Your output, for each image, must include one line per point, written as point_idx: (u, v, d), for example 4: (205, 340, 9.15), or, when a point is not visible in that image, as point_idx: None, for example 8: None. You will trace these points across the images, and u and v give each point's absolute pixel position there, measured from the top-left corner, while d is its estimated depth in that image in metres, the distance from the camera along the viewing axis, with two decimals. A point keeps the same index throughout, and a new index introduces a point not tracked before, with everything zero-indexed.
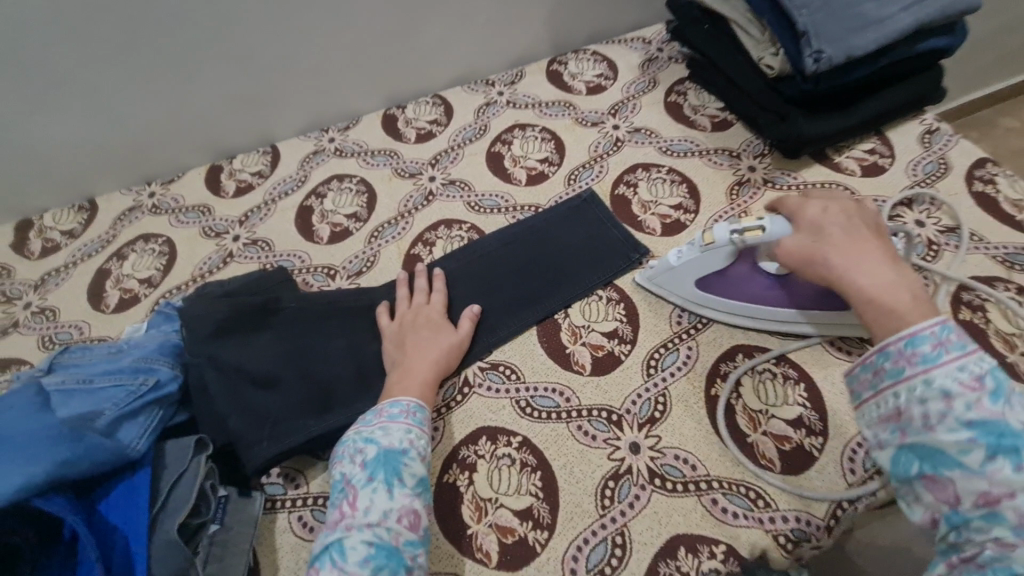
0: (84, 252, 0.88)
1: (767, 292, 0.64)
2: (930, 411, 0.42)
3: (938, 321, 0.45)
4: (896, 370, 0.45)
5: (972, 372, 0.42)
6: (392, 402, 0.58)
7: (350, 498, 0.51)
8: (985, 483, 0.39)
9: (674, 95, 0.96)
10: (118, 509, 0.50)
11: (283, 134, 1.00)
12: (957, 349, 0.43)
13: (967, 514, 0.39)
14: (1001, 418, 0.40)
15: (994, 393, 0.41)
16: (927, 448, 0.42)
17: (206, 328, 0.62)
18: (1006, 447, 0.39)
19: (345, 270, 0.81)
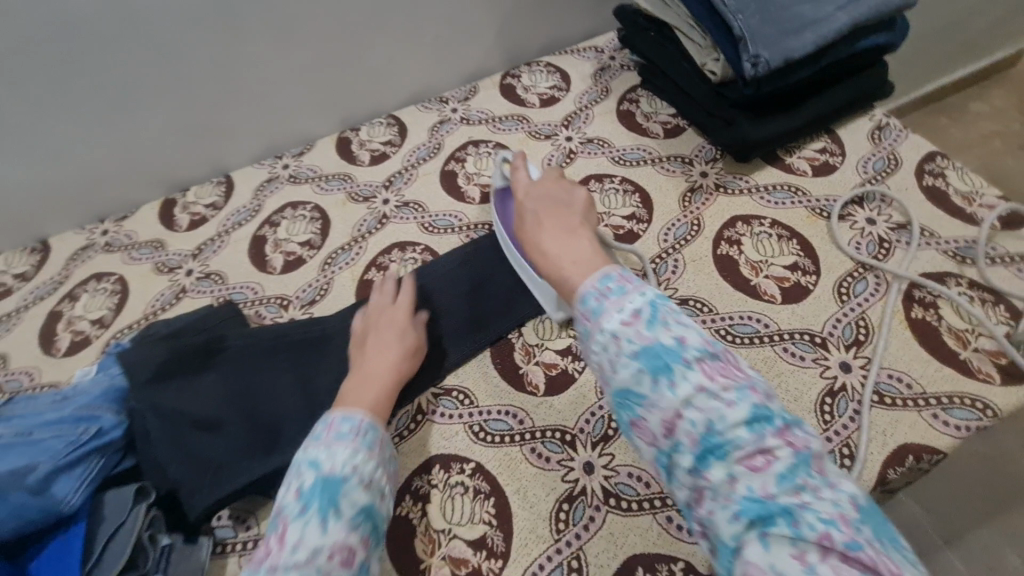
0: (35, 295, 0.87)
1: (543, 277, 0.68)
2: (611, 353, 0.45)
3: (604, 273, 0.49)
4: (586, 331, 0.47)
5: (629, 310, 0.46)
6: (341, 416, 0.54)
7: (280, 531, 0.47)
8: (663, 412, 0.42)
9: (626, 103, 0.96)
10: (50, 566, 0.51)
11: (237, 164, 0.99)
12: (616, 295, 0.47)
13: (665, 447, 0.42)
14: (654, 345, 0.44)
15: (648, 322, 0.45)
16: (623, 392, 0.44)
17: (146, 372, 0.61)
18: (662, 370, 0.42)
19: (298, 300, 0.80)
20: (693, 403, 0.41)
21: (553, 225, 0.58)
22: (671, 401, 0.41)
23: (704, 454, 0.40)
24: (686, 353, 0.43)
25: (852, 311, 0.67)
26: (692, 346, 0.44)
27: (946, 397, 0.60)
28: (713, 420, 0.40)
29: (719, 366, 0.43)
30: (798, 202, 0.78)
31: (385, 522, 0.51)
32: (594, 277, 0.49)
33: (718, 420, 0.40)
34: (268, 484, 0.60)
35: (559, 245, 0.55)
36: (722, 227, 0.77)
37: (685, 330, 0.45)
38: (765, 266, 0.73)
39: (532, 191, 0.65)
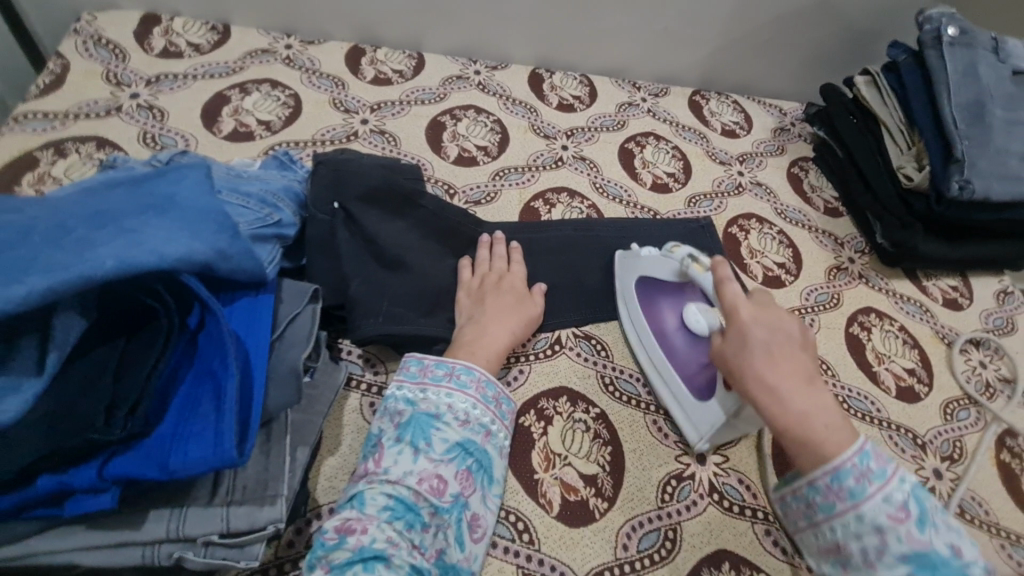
0: (206, 71, 0.84)
1: (672, 332, 0.64)
2: (812, 467, 0.45)
3: (835, 410, 0.46)
4: (775, 426, 0.47)
5: (894, 500, 0.42)
6: (437, 360, 0.56)
7: (377, 455, 0.50)
8: (847, 534, 0.43)
9: (797, 167, 1.01)
10: (241, 320, 0.47)
11: (431, 47, 0.99)
12: (878, 479, 0.43)
13: (825, 542, 0.44)
14: (855, 474, 0.43)
15: (859, 455, 0.44)
16: (802, 501, 0.46)
17: (356, 190, 0.62)
18: (856, 496, 0.43)
19: (464, 195, 0.81)
20: (882, 537, 0.41)
21: (786, 368, 0.49)
22: (882, 572, 0.41)
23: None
24: (891, 490, 0.42)
25: (951, 431, 0.73)
26: (890, 496, 0.42)
27: (1014, 534, 0.66)
28: (911, 554, 0.40)
29: (916, 506, 0.42)
30: (926, 321, 0.84)
31: (493, 464, 0.53)
32: (854, 450, 0.44)
33: (920, 556, 0.40)
34: (418, 342, 0.60)
35: (796, 386, 0.48)
36: (857, 311, 0.83)
37: (940, 535, 0.41)
38: (887, 360, 0.78)
39: (751, 305, 0.53)
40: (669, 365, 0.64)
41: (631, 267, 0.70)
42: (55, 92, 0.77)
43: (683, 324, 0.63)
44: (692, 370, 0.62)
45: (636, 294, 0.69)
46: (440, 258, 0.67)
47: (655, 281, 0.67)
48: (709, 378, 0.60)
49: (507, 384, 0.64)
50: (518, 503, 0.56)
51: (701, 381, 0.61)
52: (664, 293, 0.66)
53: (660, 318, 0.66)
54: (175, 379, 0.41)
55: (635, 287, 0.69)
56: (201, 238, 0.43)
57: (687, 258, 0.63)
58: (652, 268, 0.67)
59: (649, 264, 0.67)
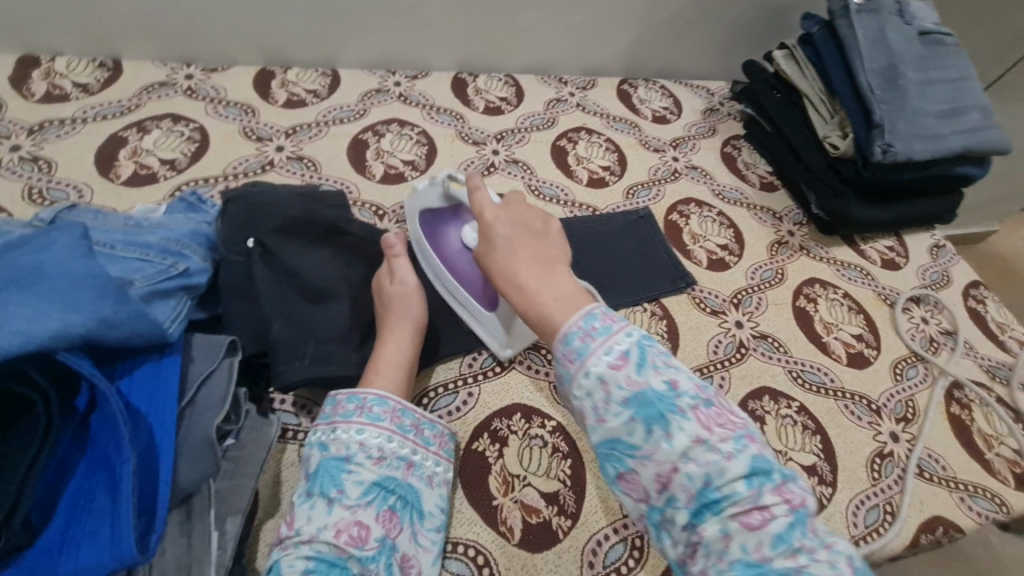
0: (97, 112, 0.78)
1: (456, 254, 0.63)
2: (597, 401, 0.41)
3: (585, 310, 0.45)
4: (566, 372, 0.43)
5: (618, 352, 0.42)
6: (345, 395, 0.52)
7: (290, 515, 0.47)
8: (658, 464, 0.39)
9: (730, 147, 1.02)
10: (142, 390, 0.42)
11: (346, 63, 0.94)
12: (602, 336, 0.43)
13: (656, 503, 0.40)
14: (644, 390, 0.41)
15: (637, 366, 0.42)
16: (609, 440, 0.41)
17: (272, 223, 0.58)
18: (658, 421, 0.40)
19: (394, 214, 0.77)
20: (606, 388, 0.41)
21: (526, 256, 0.50)
22: (666, 454, 0.39)
23: (703, 505, 0.38)
24: (678, 401, 0.41)
25: (903, 391, 0.74)
26: (614, 350, 0.42)
27: (971, 485, 0.67)
28: (711, 475, 0.38)
29: (714, 416, 0.41)
30: (867, 284, 0.86)
31: (420, 497, 0.51)
32: (578, 315, 0.44)
33: (716, 472, 0.38)
34: (355, 379, 0.57)
35: (534, 274, 0.48)
36: (802, 284, 0.83)
37: (675, 375, 0.42)
38: (835, 329, 0.79)
39: (499, 208, 0.56)
40: (460, 287, 0.63)
41: (412, 206, 0.66)
42: None
43: (465, 243, 0.63)
44: (472, 283, 0.62)
45: (421, 231, 0.66)
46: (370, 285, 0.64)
47: (432, 212, 0.65)
48: (487, 290, 0.62)
49: (454, 411, 0.61)
50: (477, 532, 0.53)
51: (483, 291, 0.62)
52: (442, 220, 0.64)
53: (444, 243, 0.64)
54: (66, 471, 0.37)
55: (420, 224, 0.66)
56: (76, 310, 0.38)
57: (448, 178, 0.62)
58: (425, 199, 0.64)
59: (422, 196, 0.64)
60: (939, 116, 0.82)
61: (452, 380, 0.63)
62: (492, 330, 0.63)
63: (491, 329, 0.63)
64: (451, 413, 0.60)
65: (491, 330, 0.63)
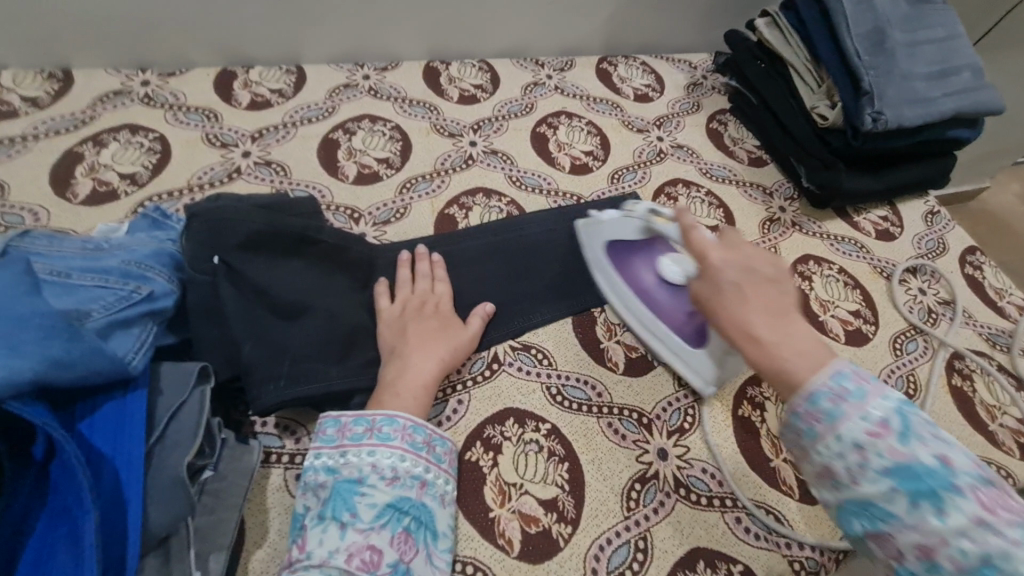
0: (51, 127, 0.74)
1: (658, 290, 0.66)
2: (851, 466, 0.37)
3: (831, 367, 0.41)
4: (809, 429, 0.40)
5: (875, 418, 0.38)
6: (353, 417, 0.50)
7: (301, 539, 0.45)
8: (921, 535, 0.34)
9: (716, 122, 0.98)
10: (105, 433, 0.40)
11: (311, 58, 0.89)
12: (855, 398, 0.39)
13: (912, 566, 0.35)
14: (910, 461, 0.36)
15: (900, 434, 0.37)
16: (859, 505, 0.37)
17: (235, 237, 0.55)
18: (926, 495, 0.34)
19: (371, 217, 0.74)
20: (863, 454, 0.37)
21: (755, 305, 0.46)
22: (936, 530, 0.33)
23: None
24: (952, 475, 0.35)
25: (903, 366, 0.73)
26: (870, 414, 0.38)
27: (975, 458, 0.66)
28: (992, 555, 0.32)
29: (992, 492, 0.34)
30: (863, 258, 0.84)
31: (434, 517, 0.48)
32: (825, 372, 0.41)
33: (1001, 554, 0.32)
34: (337, 396, 0.55)
35: (771, 328, 0.44)
36: (796, 262, 0.81)
37: (941, 448, 0.36)
38: (832, 306, 0.77)
39: (719, 247, 0.52)
40: (660, 322, 0.66)
41: (596, 236, 0.71)
42: None
43: (663, 279, 0.66)
44: (680, 320, 0.65)
45: (609, 262, 0.70)
46: (349, 295, 0.61)
47: (624, 244, 0.70)
48: (695, 325, 0.64)
49: (445, 421, 0.58)
50: (475, 548, 0.51)
51: (690, 327, 0.64)
52: (636, 255, 0.69)
53: (638, 278, 0.68)
54: (25, 526, 0.35)
55: (606, 254, 0.70)
56: (23, 355, 0.36)
57: (649, 213, 0.68)
58: (617, 232, 0.70)
59: (613, 230, 0.70)
60: (929, 78, 0.79)
61: (441, 387, 0.61)
62: (692, 368, 0.64)
63: (687, 363, 0.64)
64: (441, 423, 0.58)
65: (688, 365, 0.64)
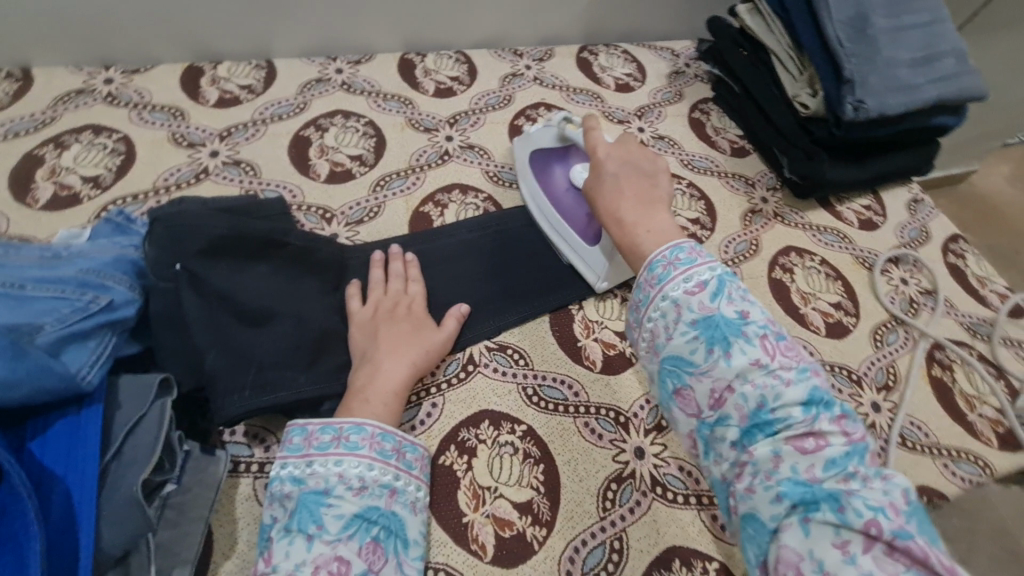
0: (10, 129, 0.72)
1: (563, 191, 0.70)
2: (669, 321, 0.45)
3: (673, 244, 0.49)
4: (644, 297, 0.47)
5: (695, 281, 0.46)
6: (321, 426, 0.50)
7: (267, 552, 0.44)
8: (714, 381, 0.42)
9: (698, 111, 0.97)
10: (58, 452, 0.39)
11: (281, 52, 0.87)
12: (684, 266, 0.47)
13: (707, 420, 0.42)
14: (715, 315, 0.44)
15: (711, 295, 0.45)
16: (674, 360, 0.44)
17: (197, 243, 0.54)
18: (718, 341, 0.43)
19: (343, 216, 0.72)
20: (677, 310, 0.45)
21: (628, 194, 0.56)
22: (723, 372, 0.42)
23: (754, 428, 0.40)
24: (746, 327, 0.43)
25: (883, 358, 0.72)
26: (689, 277, 0.46)
27: (954, 450, 0.66)
28: (766, 397, 0.40)
29: (775, 344, 0.43)
30: (845, 248, 0.83)
31: (405, 525, 0.48)
32: (664, 247, 0.49)
33: (771, 396, 0.40)
34: (306, 403, 0.54)
35: (636, 211, 0.54)
36: (777, 253, 0.80)
37: (746, 308, 0.45)
38: (813, 298, 0.76)
39: (614, 148, 0.62)
40: (562, 221, 0.69)
41: (526, 147, 0.75)
42: None
43: (573, 182, 0.69)
44: (580, 219, 0.68)
45: (529, 168, 0.74)
46: (318, 299, 0.60)
47: (544, 151, 0.73)
48: (593, 226, 0.67)
49: (418, 425, 0.57)
50: (448, 554, 0.51)
51: (588, 228, 0.68)
52: (554, 160, 0.72)
53: (552, 182, 0.71)
54: None
55: (530, 160, 0.74)
56: None
57: (563, 121, 0.71)
58: (539, 139, 0.73)
59: (537, 137, 0.73)
60: (911, 64, 0.78)
61: (415, 391, 0.60)
62: (587, 265, 0.68)
63: (580, 259, 0.68)
64: (415, 428, 0.57)
65: (582, 261, 0.68)
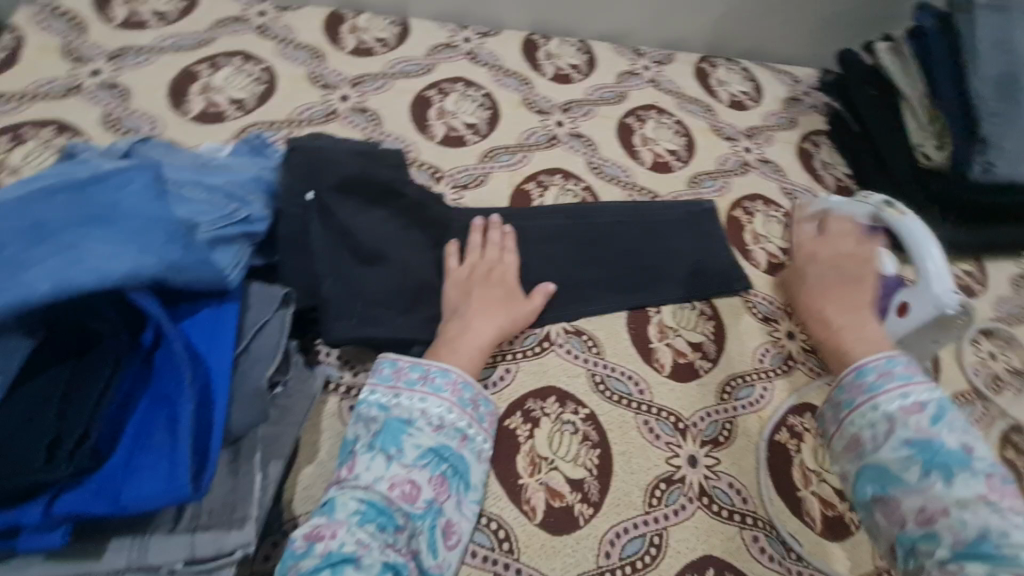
0: (174, 42, 0.78)
1: None
2: (879, 433, 0.53)
3: (887, 355, 0.58)
4: (849, 400, 0.57)
5: (913, 400, 0.54)
6: (410, 364, 0.54)
7: (349, 463, 0.49)
8: (921, 498, 0.49)
9: (808, 143, 0.94)
10: (203, 333, 0.44)
11: (417, 13, 0.91)
12: (899, 379, 0.55)
13: (912, 532, 0.48)
14: (932, 440, 0.51)
15: (930, 419, 0.52)
16: (879, 471, 0.52)
17: (332, 179, 0.59)
18: (941, 467, 0.49)
19: (451, 179, 0.76)
20: (891, 425, 0.53)
21: (837, 298, 0.69)
22: (941, 496, 0.48)
23: (969, 552, 0.45)
24: (971, 462, 0.49)
25: None
26: (909, 396, 0.54)
27: None
28: (991, 530, 0.45)
29: (999, 484, 0.48)
30: None
31: (469, 469, 0.51)
32: (878, 357, 0.58)
33: (997, 530, 0.45)
34: (398, 343, 0.58)
35: (843, 317, 0.67)
36: None
37: (966, 439, 0.51)
38: None
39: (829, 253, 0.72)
40: None
41: (817, 213, 0.79)
42: (10, 71, 0.71)
43: (867, 265, 0.72)
44: (867, 300, 0.70)
45: (816, 235, 0.77)
46: (422, 251, 0.64)
47: (841, 224, 0.76)
48: (880, 309, 0.69)
49: (490, 386, 0.61)
50: (499, 509, 0.54)
51: (869, 309, 0.70)
52: (846, 234, 0.75)
53: None
54: (129, 404, 0.39)
55: (819, 227, 0.78)
56: (152, 252, 0.40)
57: (880, 204, 0.71)
58: (842, 212, 0.76)
59: (839, 209, 0.77)
60: None
61: (492, 354, 0.63)
62: None
63: None
64: (487, 387, 0.61)
65: None
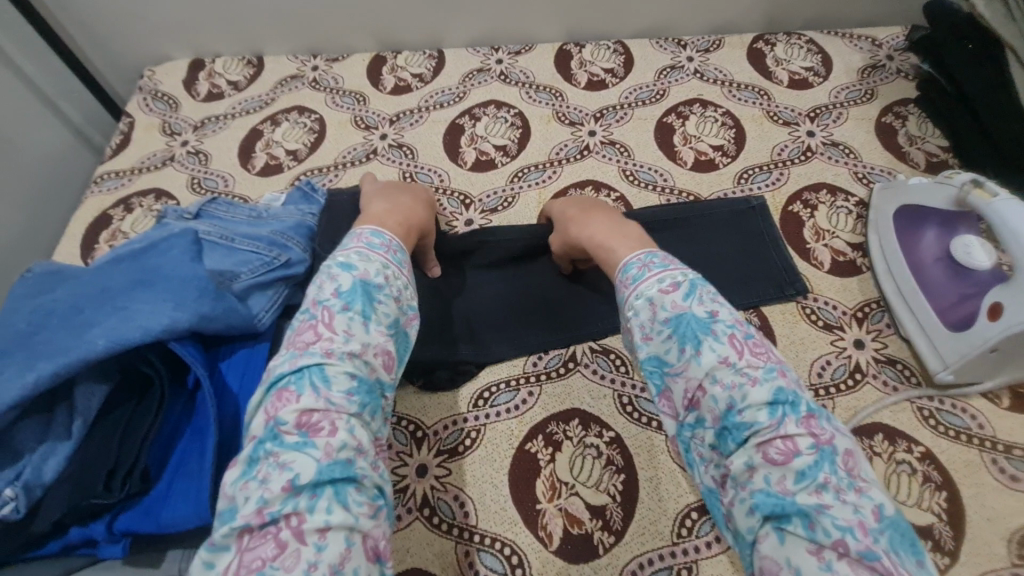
0: (244, 107, 0.90)
1: (932, 266, 0.63)
2: (644, 321, 0.42)
3: (648, 249, 0.47)
4: (622, 296, 0.46)
5: (670, 280, 0.43)
6: (370, 231, 0.49)
7: (319, 322, 0.41)
8: (687, 387, 0.40)
9: (891, 116, 0.82)
10: (237, 371, 0.52)
11: (451, 43, 0.95)
12: (659, 268, 0.45)
13: (687, 421, 0.40)
14: (686, 313, 0.41)
15: (686, 293, 0.42)
16: (654, 361, 0.42)
17: None
18: (689, 338, 0.40)
19: (480, 203, 0.78)
20: (652, 309, 0.42)
21: None
22: (695, 372, 0.39)
23: (728, 436, 0.38)
24: (715, 325, 0.40)
25: None
26: (664, 277, 0.43)
27: None
28: (735, 399, 0.37)
29: (749, 343, 0.40)
30: None
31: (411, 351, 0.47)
32: (640, 251, 0.47)
33: (740, 397, 0.37)
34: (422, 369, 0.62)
35: None
36: None
37: (720, 306, 0.41)
38: None
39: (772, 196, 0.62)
40: (919, 292, 0.63)
41: (893, 198, 0.68)
42: (125, 150, 0.87)
43: (953, 258, 0.61)
44: (950, 302, 0.61)
45: (892, 224, 0.67)
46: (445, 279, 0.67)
47: (920, 210, 0.65)
48: (969, 313, 0.59)
49: (513, 409, 0.62)
50: (516, 534, 0.55)
51: (956, 312, 0.60)
52: (928, 223, 0.65)
53: (919, 250, 0.64)
54: (175, 437, 0.48)
55: (895, 215, 0.68)
56: (184, 307, 0.47)
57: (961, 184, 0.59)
58: (918, 195, 0.65)
59: (914, 192, 0.66)
60: None
61: (515, 377, 0.64)
62: (937, 350, 0.60)
63: (934, 341, 0.61)
64: (509, 411, 0.62)
65: (932, 343, 0.61)
